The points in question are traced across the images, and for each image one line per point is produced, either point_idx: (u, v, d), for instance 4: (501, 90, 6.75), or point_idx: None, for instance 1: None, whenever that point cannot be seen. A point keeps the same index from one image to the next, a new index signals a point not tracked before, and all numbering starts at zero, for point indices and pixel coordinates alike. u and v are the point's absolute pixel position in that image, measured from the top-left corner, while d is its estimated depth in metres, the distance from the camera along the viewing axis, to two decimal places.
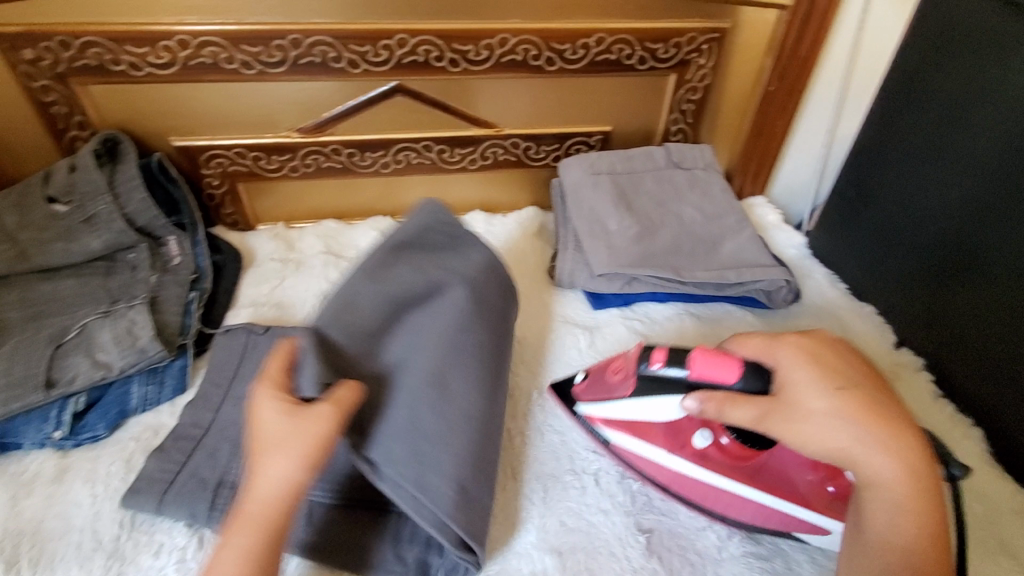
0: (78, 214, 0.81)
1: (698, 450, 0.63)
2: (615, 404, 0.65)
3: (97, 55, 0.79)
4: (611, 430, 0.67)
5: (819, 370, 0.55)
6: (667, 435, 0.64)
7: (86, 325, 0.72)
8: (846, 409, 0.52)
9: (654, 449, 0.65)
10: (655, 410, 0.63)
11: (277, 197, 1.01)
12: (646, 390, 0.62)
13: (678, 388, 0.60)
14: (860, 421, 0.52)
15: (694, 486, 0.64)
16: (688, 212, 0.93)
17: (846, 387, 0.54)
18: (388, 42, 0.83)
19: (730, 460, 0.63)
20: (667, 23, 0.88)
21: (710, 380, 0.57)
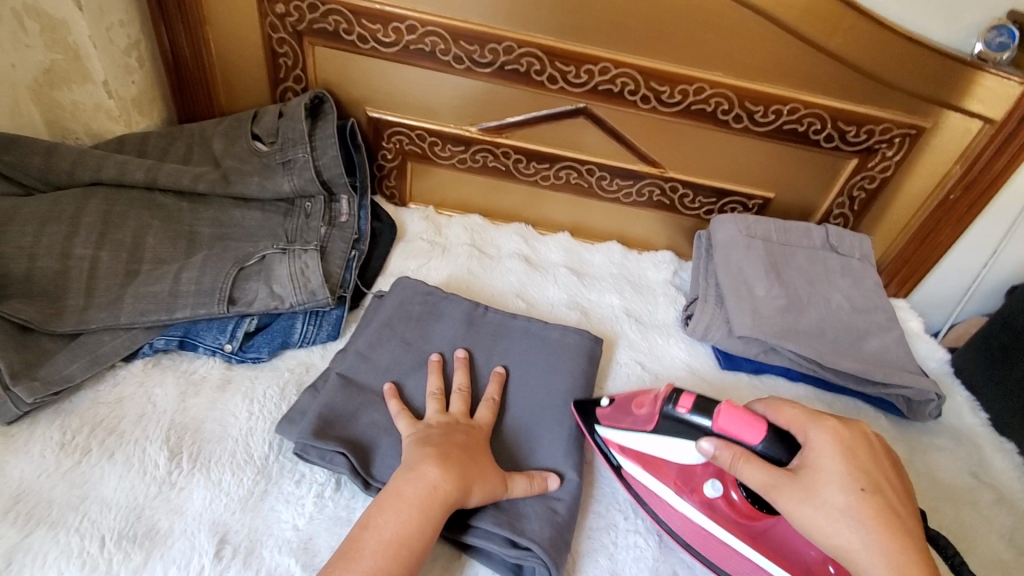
0: (277, 155, 0.89)
1: (704, 498, 0.62)
2: (631, 433, 0.65)
3: (335, 22, 0.87)
4: (623, 457, 0.66)
5: (842, 464, 0.53)
6: (679, 479, 0.63)
7: (266, 257, 0.77)
8: (862, 510, 0.51)
9: (661, 485, 0.64)
10: (676, 450, 0.62)
11: (436, 183, 1.06)
12: (670, 432, 0.62)
13: (690, 434, 0.61)
14: (872, 526, 0.50)
15: (696, 533, 0.62)
16: (837, 297, 0.91)
17: (868, 490, 0.52)
18: (591, 67, 0.87)
19: (733, 517, 0.61)
20: (866, 108, 0.88)
21: (728, 434, 0.58)
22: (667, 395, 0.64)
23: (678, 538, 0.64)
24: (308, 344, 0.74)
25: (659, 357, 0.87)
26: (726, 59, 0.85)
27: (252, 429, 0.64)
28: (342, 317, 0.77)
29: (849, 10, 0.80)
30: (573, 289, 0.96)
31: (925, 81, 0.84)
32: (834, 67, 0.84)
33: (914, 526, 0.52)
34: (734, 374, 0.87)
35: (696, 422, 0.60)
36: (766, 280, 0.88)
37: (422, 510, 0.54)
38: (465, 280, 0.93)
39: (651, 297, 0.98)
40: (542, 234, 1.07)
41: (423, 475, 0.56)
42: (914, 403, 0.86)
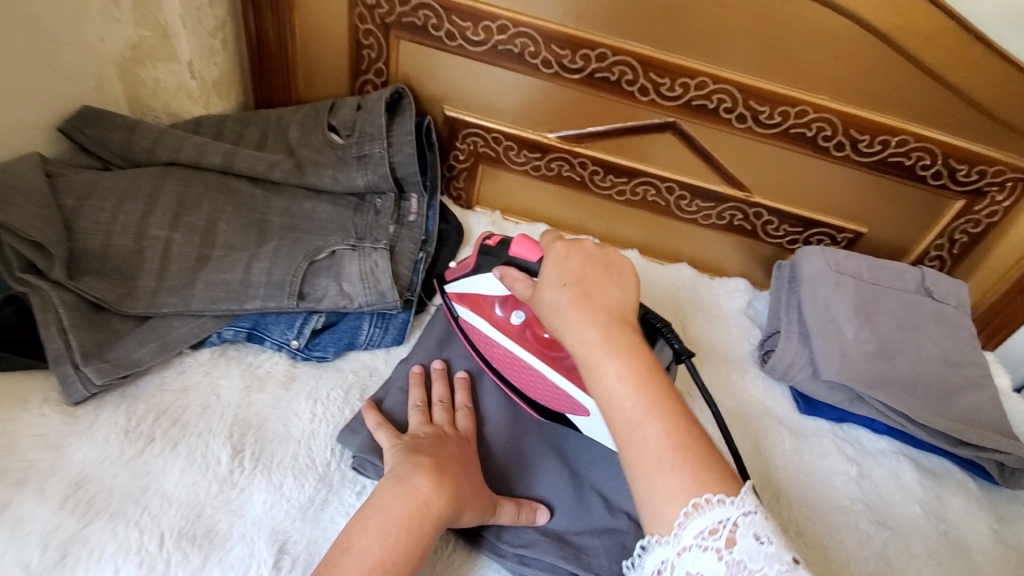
0: (353, 149, 0.87)
1: (509, 324, 0.69)
2: (463, 279, 0.70)
3: (425, 17, 0.85)
4: (459, 305, 0.71)
5: (561, 270, 0.56)
6: (498, 310, 0.69)
7: (337, 252, 0.75)
8: (599, 320, 0.52)
9: (484, 321, 0.70)
10: (487, 285, 0.68)
11: (505, 188, 1.03)
12: (483, 269, 0.67)
13: (491, 265, 0.66)
14: (602, 332, 0.51)
15: (512, 361, 0.68)
16: (931, 347, 0.84)
17: (571, 286, 0.54)
18: (687, 81, 0.83)
19: (534, 342, 0.68)
20: (984, 148, 0.81)
21: (519, 258, 0.63)
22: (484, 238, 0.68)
23: (506, 383, 0.68)
24: (373, 347, 0.72)
25: (738, 396, 0.82)
26: (834, 82, 0.80)
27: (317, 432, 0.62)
28: (408, 321, 0.74)
29: (978, 40, 0.74)
30: None
31: None
32: (953, 99, 0.78)
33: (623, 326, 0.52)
34: (814, 420, 0.82)
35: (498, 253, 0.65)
36: (857, 322, 0.82)
37: (410, 530, 0.49)
38: None
39: (724, 327, 0.92)
40: (609, 250, 1.03)
41: (412, 485, 0.51)
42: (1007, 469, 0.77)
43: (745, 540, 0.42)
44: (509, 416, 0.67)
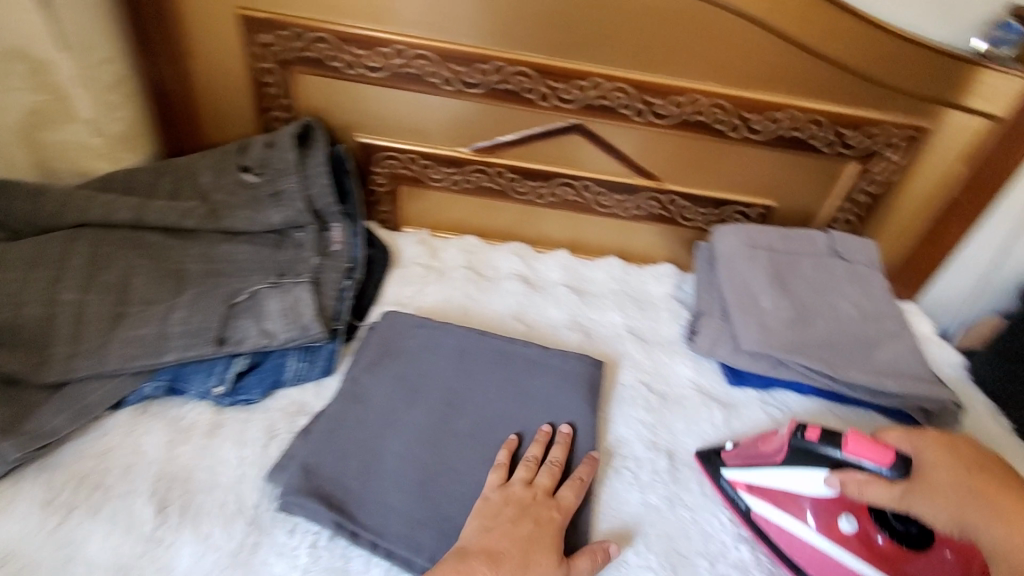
0: (267, 187, 0.88)
1: (838, 531, 0.62)
2: (765, 470, 0.65)
3: (321, 50, 0.87)
4: (752, 496, 0.66)
5: (956, 459, 0.53)
6: (808, 508, 0.63)
7: (256, 292, 0.76)
8: (977, 484, 0.51)
9: (795, 521, 0.63)
10: (802, 482, 0.63)
11: (429, 205, 1.04)
12: (796, 462, 0.63)
13: (818, 463, 0.61)
14: (982, 495, 0.50)
15: (831, 567, 0.62)
16: (845, 306, 0.88)
17: (972, 471, 0.52)
18: (583, 83, 0.86)
19: (873, 552, 0.61)
20: (867, 112, 0.85)
21: (855, 460, 0.57)
22: (793, 427, 0.64)
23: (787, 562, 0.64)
24: (301, 381, 0.72)
25: (666, 377, 0.83)
26: (720, 68, 0.83)
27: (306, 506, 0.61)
28: (335, 351, 0.75)
29: (842, 14, 0.78)
30: (574, 309, 0.93)
31: (925, 81, 0.82)
32: (831, 70, 0.83)
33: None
34: (744, 390, 0.84)
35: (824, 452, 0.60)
36: (774, 292, 0.86)
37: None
38: (464, 303, 0.90)
39: (655, 313, 0.95)
40: (540, 252, 1.05)
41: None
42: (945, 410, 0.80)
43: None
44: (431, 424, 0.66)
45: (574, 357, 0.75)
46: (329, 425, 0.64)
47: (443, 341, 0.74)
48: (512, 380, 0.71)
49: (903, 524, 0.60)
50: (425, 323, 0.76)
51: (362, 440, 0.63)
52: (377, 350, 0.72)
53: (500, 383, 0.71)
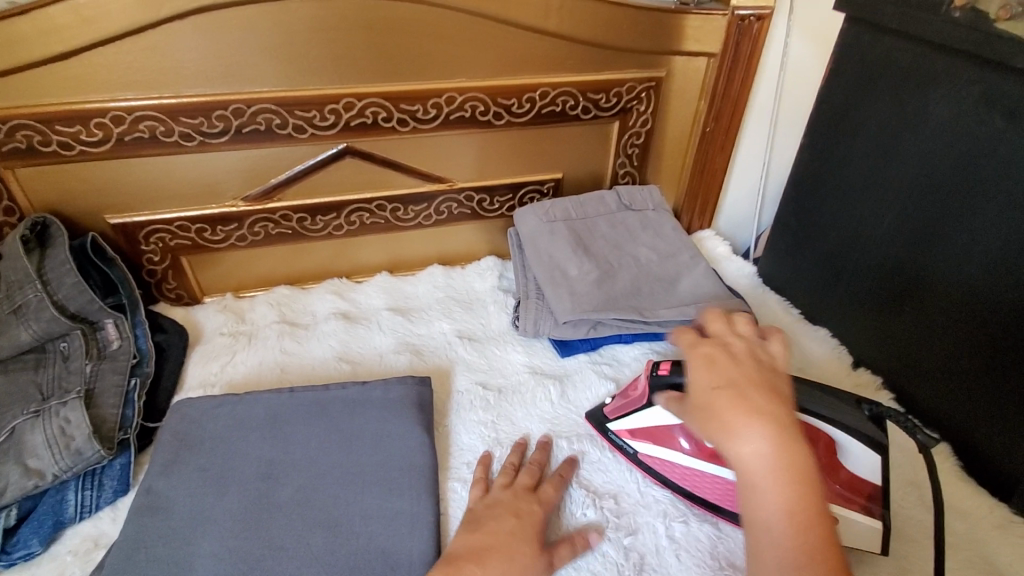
0: (5, 305, 0.75)
1: (707, 450, 0.65)
2: (640, 414, 0.68)
3: (26, 137, 0.76)
4: (635, 441, 0.69)
5: (711, 375, 0.53)
6: (681, 438, 0.66)
7: (15, 428, 0.66)
8: (719, 399, 0.50)
9: (673, 451, 0.66)
10: (668, 414, 0.66)
11: (224, 268, 0.96)
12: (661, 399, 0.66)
13: (676, 394, 0.65)
14: (723, 410, 0.49)
15: (711, 485, 0.65)
16: (642, 252, 0.94)
17: (722, 387, 0.51)
18: (334, 106, 0.83)
19: None
20: (607, 74, 0.92)
21: None
22: (649, 368, 0.67)
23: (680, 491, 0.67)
24: (90, 513, 0.63)
25: (501, 369, 0.84)
26: (462, 64, 0.85)
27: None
28: (128, 463, 0.67)
29: None
30: (401, 329, 0.91)
31: (644, 36, 0.90)
32: (562, 44, 0.88)
33: (773, 401, 0.49)
34: (575, 357, 0.87)
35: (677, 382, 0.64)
36: (577, 258, 0.90)
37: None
38: (282, 360, 0.84)
39: (482, 309, 0.96)
40: (359, 282, 1.01)
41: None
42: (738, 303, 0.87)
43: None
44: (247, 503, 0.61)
45: (397, 382, 0.74)
46: (124, 551, 0.56)
47: (251, 413, 0.69)
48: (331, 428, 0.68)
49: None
50: (229, 399, 0.70)
51: (168, 556, 0.56)
52: (173, 446, 0.66)
53: (321, 436, 0.67)
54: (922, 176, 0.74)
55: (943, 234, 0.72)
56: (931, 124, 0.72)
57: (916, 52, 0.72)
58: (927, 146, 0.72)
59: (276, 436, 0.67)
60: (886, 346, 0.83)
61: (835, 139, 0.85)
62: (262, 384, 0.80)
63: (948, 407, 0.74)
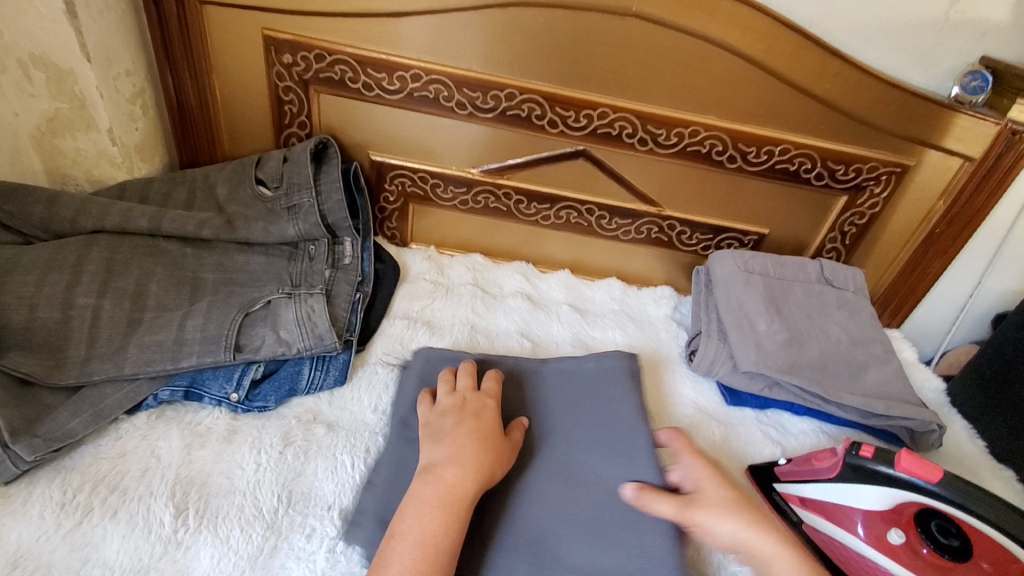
0: (282, 200, 0.89)
1: (885, 543, 0.64)
2: (820, 486, 0.67)
3: (341, 71, 0.90)
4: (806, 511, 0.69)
5: (712, 477, 0.63)
6: (861, 522, 0.65)
7: (272, 301, 0.79)
8: (737, 502, 0.61)
9: (847, 533, 0.66)
10: (857, 496, 0.65)
11: (437, 223, 1.07)
12: (853, 480, 0.65)
13: (874, 481, 0.64)
14: (741, 511, 0.60)
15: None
16: (835, 329, 0.92)
17: (735, 492, 0.62)
18: (591, 112, 0.91)
19: (921, 565, 0.62)
20: (855, 149, 0.91)
21: (908, 476, 0.62)
22: (847, 445, 0.66)
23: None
24: (315, 390, 0.73)
25: (667, 395, 0.86)
26: (719, 104, 0.89)
27: (337, 502, 0.62)
28: (349, 361, 0.76)
29: (833, 58, 0.84)
30: (577, 326, 0.96)
31: (907, 122, 0.88)
32: (822, 109, 0.88)
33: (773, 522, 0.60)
34: (740, 410, 0.87)
35: (878, 470, 0.63)
36: (769, 314, 0.90)
37: (445, 509, 0.56)
38: (472, 319, 0.92)
39: (654, 333, 0.98)
40: (542, 272, 1.08)
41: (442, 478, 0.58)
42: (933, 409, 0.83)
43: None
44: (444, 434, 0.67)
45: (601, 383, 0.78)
46: None
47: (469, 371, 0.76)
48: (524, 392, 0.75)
49: (945, 537, 0.62)
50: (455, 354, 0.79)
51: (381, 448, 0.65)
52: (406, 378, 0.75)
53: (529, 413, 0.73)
54: None
55: None
56: None
57: None
58: None
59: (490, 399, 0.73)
60: None
61: None
62: (452, 331, 0.89)
63: None
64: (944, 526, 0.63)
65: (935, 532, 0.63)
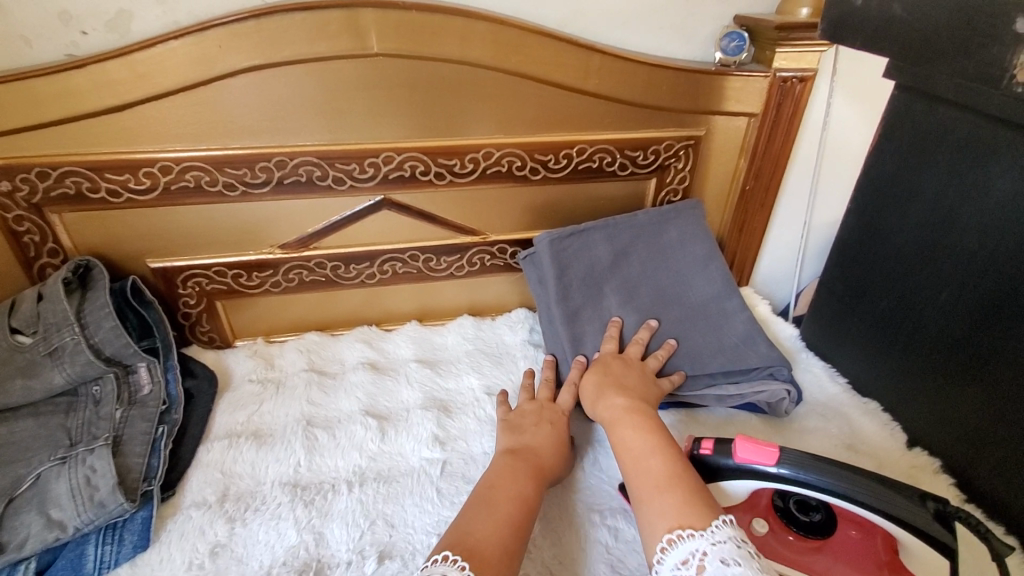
0: (41, 346, 0.75)
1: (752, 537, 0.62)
2: None
3: (76, 184, 0.78)
4: None
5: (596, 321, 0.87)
6: None
7: (41, 475, 0.67)
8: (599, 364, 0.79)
9: None
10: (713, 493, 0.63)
11: (257, 312, 0.96)
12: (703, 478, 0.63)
13: (723, 474, 0.61)
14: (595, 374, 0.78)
15: None
16: (686, 308, 0.88)
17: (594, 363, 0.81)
18: (374, 160, 0.85)
19: (792, 551, 0.60)
20: (646, 132, 0.91)
21: (748, 465, 0.60)
22: (691, 443, 0.64)
23: None
24: (107, 570, 0.62)
25: None
26: (502, 120, 0.86)
27: None
28: (150, 517, 0.66)
29: (591, 53, 0.83)
30: (427, 384, 0.88)
31: (683, 97, 0.89)
32: (602, 102, 0.87)
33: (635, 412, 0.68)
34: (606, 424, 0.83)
35: (722, 464, 0.61)
36: (612, 297, 0.87)
37: None
38: (310, 413, 0.83)
39: (511, 365, 0.93)
40: (388, 331, 1.00)
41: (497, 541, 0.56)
42: (775, 372, 0.82)
43: (713, 566, 0.47)
44: (355, 522, 0.67)
45: (627, 322, 0.85)
46: None
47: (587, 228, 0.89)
48: (585, 242, 0.89)
49: (806, 514, 0.62)
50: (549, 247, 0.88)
51: None
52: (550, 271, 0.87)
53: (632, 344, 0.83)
54: (984, 251, 0.70)
55: (1003, 317, 0.68)
56: (993, 198, 0.68)
57: (976, 124, 0.69)
58: (985, 221, 0.70)
59: (589, 268, 0.88)
60: (947, 421, 0.77)
61: (886, 209, 0.83)
62: (285, 434, 0.79)
63: (1005, 493, 0.70)
64: (804, 503, 0.63)
65: (794, 511, 0.62)
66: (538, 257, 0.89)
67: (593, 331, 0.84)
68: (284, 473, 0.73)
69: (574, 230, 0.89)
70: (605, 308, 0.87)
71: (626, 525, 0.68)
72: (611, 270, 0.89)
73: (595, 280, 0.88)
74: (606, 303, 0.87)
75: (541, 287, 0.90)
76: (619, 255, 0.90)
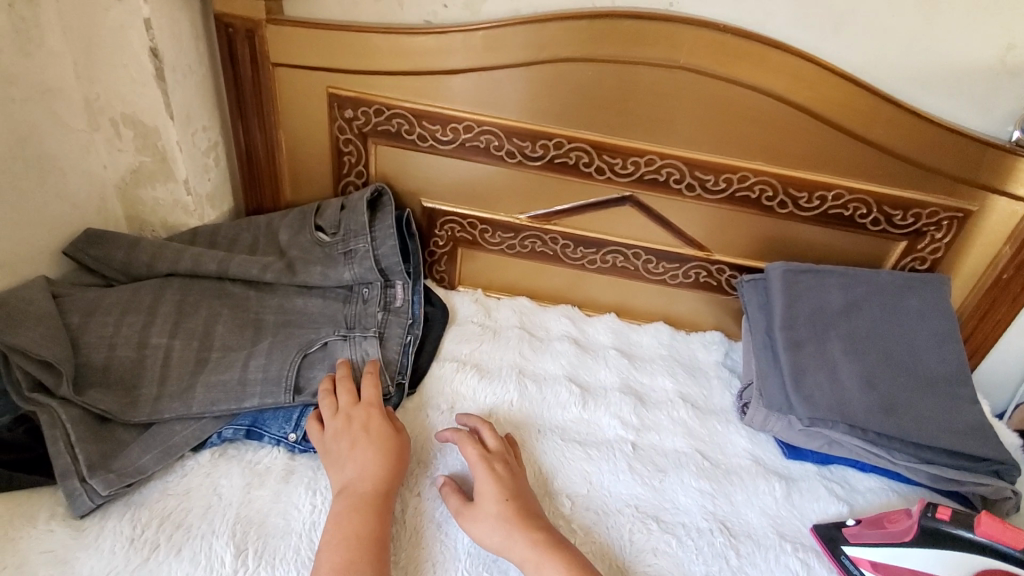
0: (340, 246, 0.92)
1: None
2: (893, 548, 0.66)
3: (398, 124, 0.95)
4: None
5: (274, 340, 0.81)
6: None
7: (329, 343, 0.82)
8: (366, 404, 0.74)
9: None
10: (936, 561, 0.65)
11: (485, 266, 1.09)
12: (929, 543, 0.65)
13: (953, 544, 0.64)
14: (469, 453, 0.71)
15: None
16: (916, 377, 0.85)
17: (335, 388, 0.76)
18: (638, 159, 0.92)
19: None
20: (912, 193, 0.89)
21: (988, 540, 0.63)
22: (922, 507, 0.67)
23: None
24: None
25: (719, 446, 0.84)
26: (769, 150, 0.89)
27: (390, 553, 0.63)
28: None
29: (885, 104, 0.83)
30: (624, 371, 0.94)
31: (966, 167, 0.86)
32: (877, 153, 0.87)
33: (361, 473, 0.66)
34: (801, 464, 0.84)
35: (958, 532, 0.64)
36: (837, 342, 0.86)
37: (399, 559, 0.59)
38: (519, 364, 0.92)
39: (705, 380, 0.96)
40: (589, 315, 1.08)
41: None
42: (1002, 471, 0.78)
43: None
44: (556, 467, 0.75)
45: (850, 372, 0.84)
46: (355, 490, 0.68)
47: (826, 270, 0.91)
48: (820, 284, 0.91)
49: None
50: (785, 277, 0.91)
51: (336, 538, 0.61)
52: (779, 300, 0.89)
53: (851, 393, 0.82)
54: None
55: None
56: None
57: None
58: None
59: (818, 308, 0.89)
60: None
61: None
62: (496, 375, 0.89)
63: None
64: None
65: None
66: (766, 284, 0.92)
67: (813, 366, 0.84)
68: (490, 408, 0.83)
69: (811, 268, 0.91)
70: (828, 351, 0.86)
71: (817, 564, 0.69)
72: (841, 316, 0.88)
73: (822, 321, 0.88)
74: (828, 345, 0.86)
75: (761, 311, 0.92)
76: (852, 304, 0.89)
